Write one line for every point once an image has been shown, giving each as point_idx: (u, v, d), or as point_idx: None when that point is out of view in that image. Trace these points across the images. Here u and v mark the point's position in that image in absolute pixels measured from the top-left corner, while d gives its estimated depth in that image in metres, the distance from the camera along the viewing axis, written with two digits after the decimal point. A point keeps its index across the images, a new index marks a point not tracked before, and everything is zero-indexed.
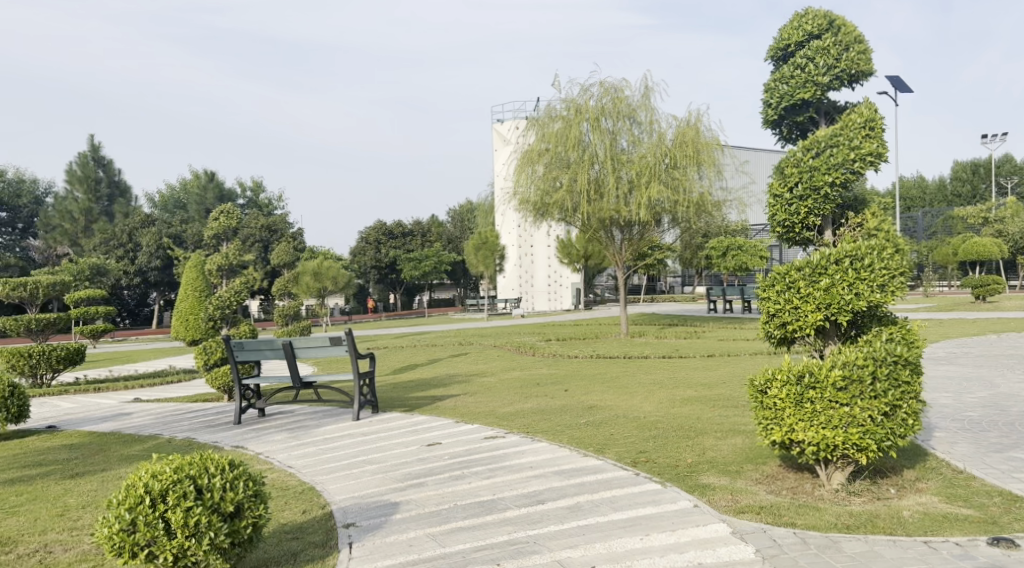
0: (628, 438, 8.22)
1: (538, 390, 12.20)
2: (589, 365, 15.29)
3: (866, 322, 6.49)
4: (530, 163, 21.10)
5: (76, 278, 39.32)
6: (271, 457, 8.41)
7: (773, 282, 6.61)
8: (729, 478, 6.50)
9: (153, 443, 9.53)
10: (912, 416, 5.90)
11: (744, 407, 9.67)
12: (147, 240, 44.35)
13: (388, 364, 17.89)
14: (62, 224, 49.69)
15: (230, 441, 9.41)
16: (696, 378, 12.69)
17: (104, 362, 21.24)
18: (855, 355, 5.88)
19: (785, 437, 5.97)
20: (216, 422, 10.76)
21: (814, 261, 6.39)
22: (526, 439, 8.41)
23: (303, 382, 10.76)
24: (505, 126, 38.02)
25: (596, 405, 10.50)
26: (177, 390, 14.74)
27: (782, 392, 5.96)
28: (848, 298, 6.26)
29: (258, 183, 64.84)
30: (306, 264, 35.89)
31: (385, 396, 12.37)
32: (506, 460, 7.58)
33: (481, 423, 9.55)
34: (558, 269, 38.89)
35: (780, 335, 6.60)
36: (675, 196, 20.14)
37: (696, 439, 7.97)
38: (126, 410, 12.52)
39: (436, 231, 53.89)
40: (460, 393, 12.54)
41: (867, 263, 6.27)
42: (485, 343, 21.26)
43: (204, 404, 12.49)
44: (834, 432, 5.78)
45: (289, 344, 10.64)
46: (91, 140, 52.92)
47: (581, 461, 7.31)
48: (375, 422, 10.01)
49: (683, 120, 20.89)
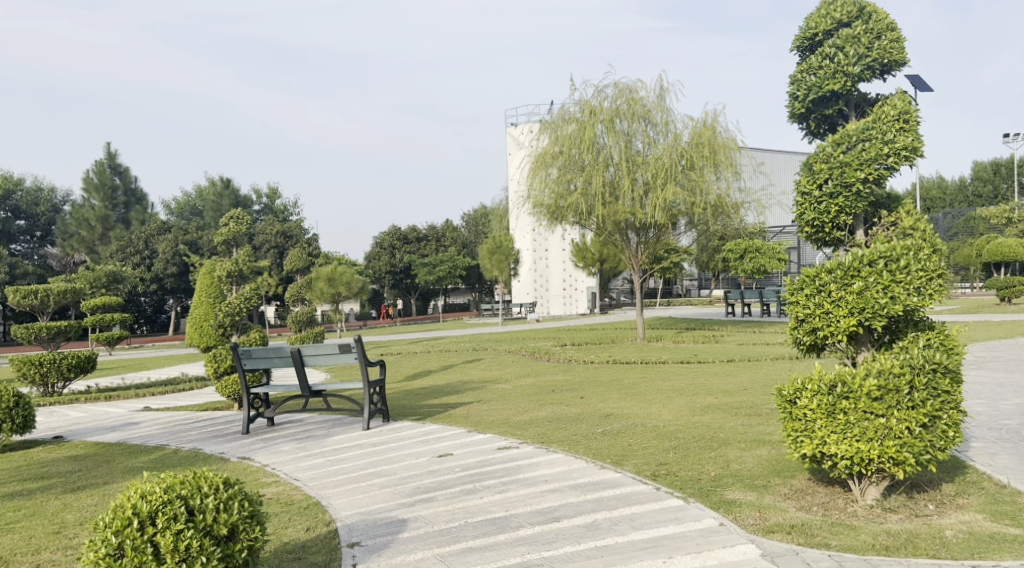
0: (648, 449, 7.87)
1: (553, 397, 11.88)
2: (606, 371, 14.95)
3: (901, 326, 6.13)
4: (544, 167, 20.80)
5: (93, 285, 39.23)
6: (277, 470, 8.11)
7: (801, 285, 6.27)
8: (756, 493, 6.16)
9: (158, 454, 9.25)
10: (953, 427, 5.55)
11: (767, 416, 9.32)
12: (163, 247, 44.36)
13: (401, 370, 17.62)
14: (79, 231, 49.81)
15: (236, 452, 9.11)
16: (717, 384, 12.31)
17: (117, 369, 21.04)
18: (891, 363, 5.54)
19: (816, 450, 5.62)
20: (223, 432, 10.46)
21: (846, 263, 6.04)
22: (541, 450, 8.07)
23: (312, 390, 10.45)
24: (519, 130, 37.78)
25: (613, 413, 10.15)
26: (187, 398, 14.49)
27: (813, 402, 5.62)
28: (882, 302, 5.91)
29: (274, 190, 64.89)
30: (321, 269, 35.69)
31: (396, 405, 12.07)
32: (520, 472, 7.25)
33: (495, 433, 9.22)
34: (573, 273, 38.63)
35: (809, 341, 6.26)
36: (691, 197, 19.78)
37: (719, 451, 7.63)
38: (135, 419, 12.27)
39: (451, 236, 53.72)
40: (474, 400, 12.23)
41: (903, 265, 5.92)
42: (499, 349, 20.94)
43: (214, 412, 12.22)
44: (869, 445, 5.44)
45: (298, 352, 10.31)
46: (108, 148, 53.00)
47: (599, 474, 6.97)
48: (385, 431, 9.71)
49: (701, 120, 20.53)
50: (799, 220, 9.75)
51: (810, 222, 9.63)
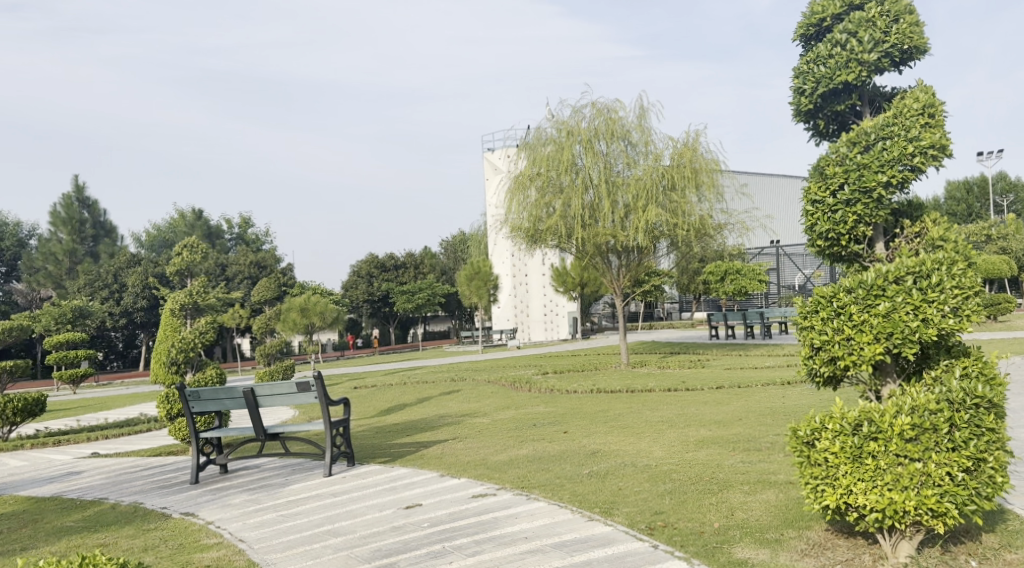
0: (640, 495, 7.03)
1: (534, 432, 10.98)
2: (591, 401, 14.11)
3: (934, 353, 5.34)
4: (520, 189, 20.02)
5: (58, 321, 37.88)
6: (222, 529, 7.21)
7: (815, 308, 5.48)
8: (768, 550, 5.39)
9: (95, 510, 8.31)
10: (1001, 471, 4.72)
11: (770, 451, 8.49)
12: (132, 280, 43.40)
13: (373, 405, 16.65)
14: (45, 266, 48.50)
15: (180, 507, 8.16)
16: (709, 414, 11.50)
17: (75, 410, 19.94)
18: (925, 397, 4.77)
19: (840, 501, 4.81)
20: (171, 482, 9.51)
21: (868, 281, 5.29)
22: (520, 497, 7.21)
23: (267, 433, 9.49)
24: (496, 155, 37.12)
25: (599, 450, 9.30)
26: (139, 442, 13.48)
27: (834, 446, 4.83)
28: (912, 326, 5.14)
29: (247, 219, 64.05)
30: (293, 300, 34.50)
31: (363, 445, 11.16)
32: (497, 527, 6.38)
33: (469, 477, 8.36)
34: (554, 297, 37.83)
35: (828, 372, 5.45)
36: (673, 218, 19.07)
37: (721, 495, 6.79)
38: (78, 467, 11.28)
39: (429, 262, 52.81)
40: (449, 437, 11.32)
41: (936, 282, 5.14)
42: (477, 379, 20.02)
43: (166, 459, 11.28)
44: (905, 495, 4.62)
45: (250, 392, 9.40)
46: (75, 181, 51.82)
47: (587, 528, 6.11)
48: (350, 478, 8.80)
49: (682, 140, 19.86)
50: (811, 231, 8.83)
51: (824, 234, 8.69)
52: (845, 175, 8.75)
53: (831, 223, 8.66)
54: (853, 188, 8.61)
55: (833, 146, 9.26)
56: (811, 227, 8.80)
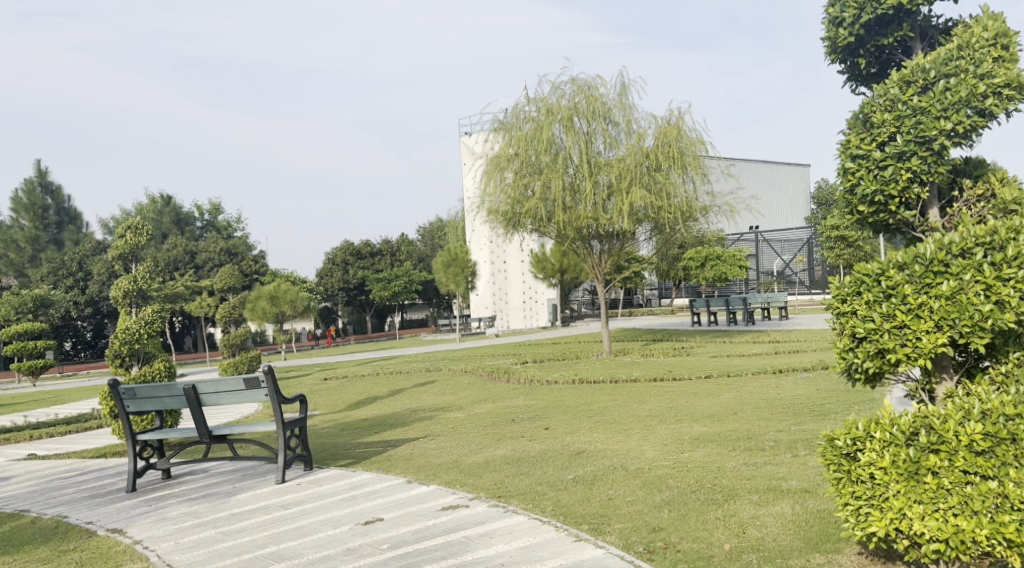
0: (635, 506, 6.06)
1: (512, 429, 10.00)
2: (574, 393, 13.16)
3: (1004, 344, 4.65)
4: (497, 171, 18.92)
5: (18, 311, 36.40)
6: (151, 549, 6.21)
7: (856, 289, 4.81)
8: None
9: (10, 527, 7.22)
10: None
11: (776, 451, 7.57)
12: (97, 267, 42.00)
13: (341, 398, 15.60)
14: (6, 253, 47.01)
15: (109, 521, 7.14)
16: (702, 408, 10.55)
17: (27, 405, 18.71)
18: (997, 400, 4.12)
19: (892, 527, 4.18)
20: (106, 489, 8.46)
21: (927, 256, 4.62)
22: (495, 509, 6.25)
23: (213, 436, 8.45)
24: (473, 139, 36.06)
25: (585, 450, 8.33)
26: (84, 442, 12.35)
27: (883, 461, 4.23)
28: (983, 311, 4.46)
29: (218, 206, 62.53)
30: (262, 287, 33.20)
31: (324, 446, 10.13)
32: (468, 549, 5.40)
33: (439, 483, 7.39)
34: (533, 284, 36.81)
35: (873, 368, 4.78)
36: (657, 201, 18.07)
37: (728, 507, 5.87)
38: (8, 471, 10.16)
39: (407, 249, 51.69)
40: (419, 436, 10.30)
41: (1013, 256, 4.45)
42: (453, 369, 18.95)
43: (105, 462, 10.17)
44: (975, 522, 3.98)
45: (192, 389, 8.38)
46: (38, 165, 50.13)
47: (575, 551, 5.16)
48: (306, 486, 7.79)
49: (666, 118, 18.92)
50: (853, 193, 8.06)
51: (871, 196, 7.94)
52: (897, 122, 7.95)
53: (878, 181, 7.94)
54: (907, 139, 7.84)
55: (883, 88, 8.30)
56: (853, 188, 8.05)
